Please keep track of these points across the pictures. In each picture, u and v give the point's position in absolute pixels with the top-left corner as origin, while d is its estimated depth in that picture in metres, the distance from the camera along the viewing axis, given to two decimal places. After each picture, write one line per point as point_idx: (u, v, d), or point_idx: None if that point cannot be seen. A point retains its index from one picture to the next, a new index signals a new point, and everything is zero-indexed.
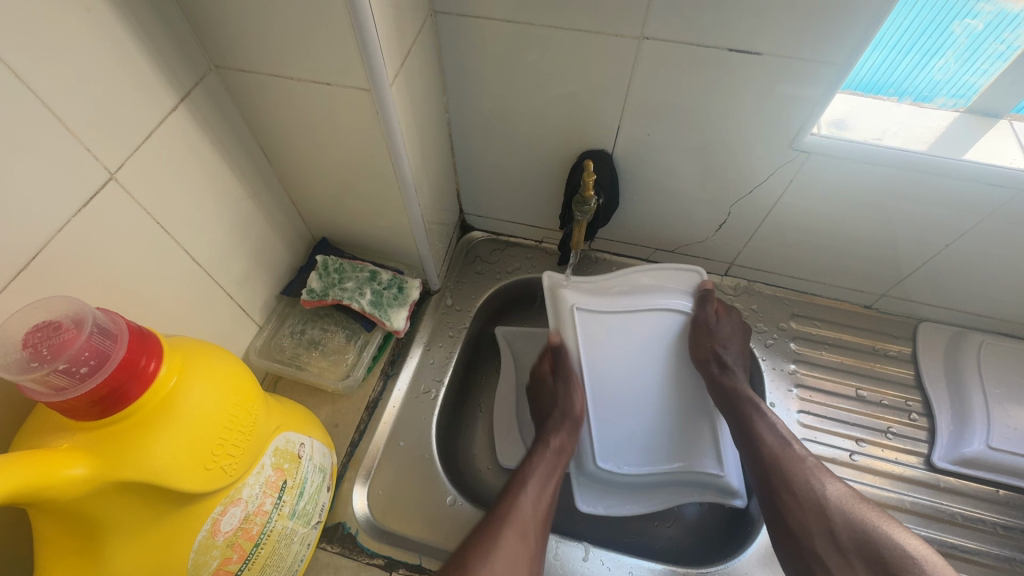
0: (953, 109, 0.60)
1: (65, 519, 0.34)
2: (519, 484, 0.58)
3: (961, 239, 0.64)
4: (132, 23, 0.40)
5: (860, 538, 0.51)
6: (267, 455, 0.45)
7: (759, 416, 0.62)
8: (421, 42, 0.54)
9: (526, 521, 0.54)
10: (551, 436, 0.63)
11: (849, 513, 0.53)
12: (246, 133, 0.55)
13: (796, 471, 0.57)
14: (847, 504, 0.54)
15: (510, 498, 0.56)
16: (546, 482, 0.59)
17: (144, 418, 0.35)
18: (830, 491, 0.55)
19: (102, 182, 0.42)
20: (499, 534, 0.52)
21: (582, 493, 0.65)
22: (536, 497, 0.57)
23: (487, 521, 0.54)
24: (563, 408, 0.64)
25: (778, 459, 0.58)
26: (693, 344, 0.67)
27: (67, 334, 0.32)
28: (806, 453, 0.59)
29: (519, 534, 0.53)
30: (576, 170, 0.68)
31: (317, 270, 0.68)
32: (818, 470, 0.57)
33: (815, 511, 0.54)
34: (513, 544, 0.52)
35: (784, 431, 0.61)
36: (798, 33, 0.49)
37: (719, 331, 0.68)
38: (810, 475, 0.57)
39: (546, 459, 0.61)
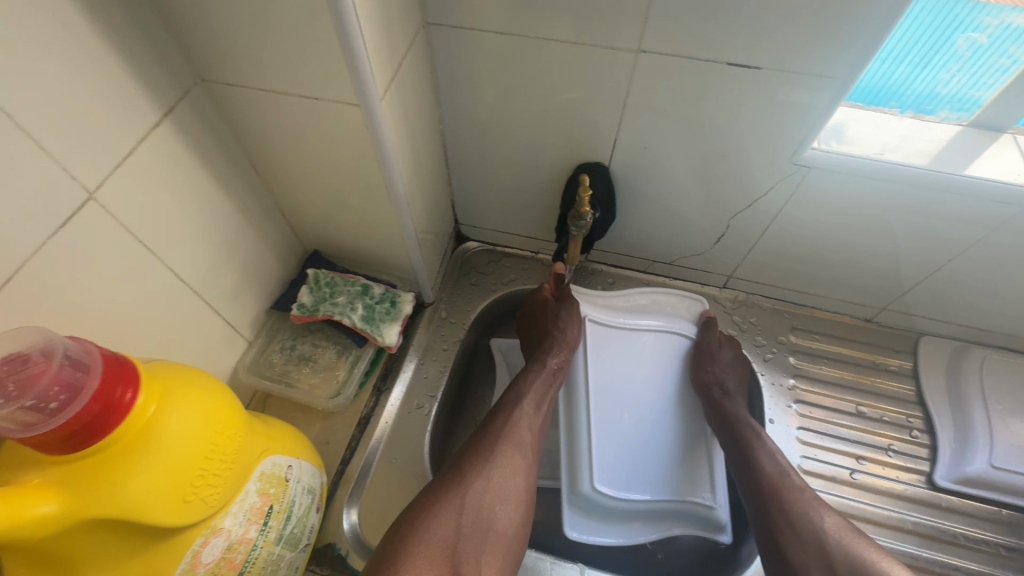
0: (957, 122, 0.58)
1: (35, 557, 0.33)
2: (514, 400, 0.61)
3: (963, 254, 0.62)
4: (111, 37, 0.39)
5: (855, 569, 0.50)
6: (251, 482, 0.44)
7: (760, 447, 0.61)
8: (413, 54, 0.53)
9: (522, 436, 0.59)
10: (548, 356, 0.65)
11: (847, 545, 0.52)
12: (234, 146, 0.54)
13: (795, 501, 0.56)
14: (844, 536, 0.53)
15: (508, 414, 0.60)
16: (542, 401, 0.62)
17: (121, 450, 0.33)
18: (829, 524, 0.54)
19: (81, 202, 0.40)
20: (495, 446, 0.57)
21: (577, 521, 0.61)
22: (532, 410, 0.61)
23: (481, 433, 0.59)
24: (560, 334, 0.66)
25: (778, 491, 0.57)
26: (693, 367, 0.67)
27: (35, 367, 0.31)
28: (805, 484, 0.58)
29: (516, 447, 0.57)
30: (572, 183, 0.67)
31: (308, 284, 0.67)
32: (816, 500, 0.56)
33: (813, 543, 0.53)
34: (510, 456, 0.56)
35: (784, 463, 0.60)
36: (799, 47, 0.48)
37: (721, 357, 0.68)
38: (808, 506, 0.55)
39: (544, 378, 0.63)
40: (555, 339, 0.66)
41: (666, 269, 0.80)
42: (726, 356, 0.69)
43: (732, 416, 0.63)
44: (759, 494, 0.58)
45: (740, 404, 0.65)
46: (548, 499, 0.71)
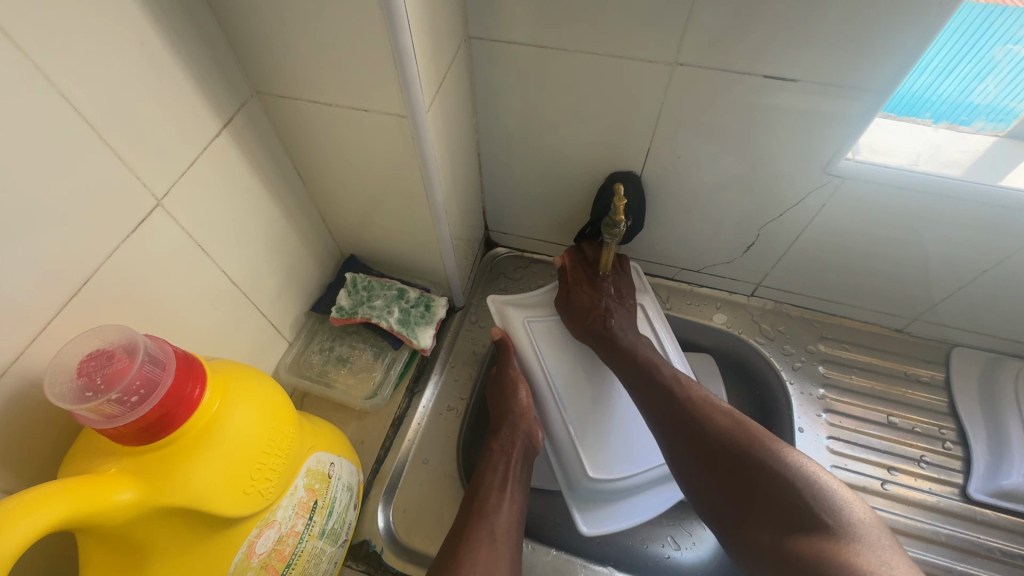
0: (993, 132, 0.59)
1: (111, 543, 0.35)
2: (480, 497, 0.58)
3: (999, 265, 0.62)
4: (181, 54, 0.42)
5: (738, 464, 0.50)
6: (299, 477, 0.46)
7: (650, 370, 0.63)
8: (456, 67, 0.55)
9: (497, 526, 0.55)
10: (500, 438, 0.64)
11: (735, 439, 0.52)
12: (283, 155, 0.57)
13: (685, 411, 0.57)
14: (731, 432, 0.53)
15: (480, 502, 0.57)
16: (507, 485, 0.60)
17: (188, 442, 0.35)
18: (714, 423, 0.54)
19: (149, 209, 0.43)
20: (463, 547, 0.52)
21: (592, 516, 0.65)
22: (498, 496, 0.58)
23: (452, 534, 0.55)
24: (508, 410, 0.66)
25: (670, 404, 0.58)
26: (569, 313, 0.72)
27: (120, 363, 0.33)
28: (691, 394, 0.58)
29: (488, 538, 0.53)
30: (604, 192, 0.68)
31: (346, 287, 0.69)
32: (706, 403, 0.57)
33: (699, 442, 0.54)
34: (490, 549, 0.52)
35: (670, 377, 0.61)
36: (836, 61, 0.49)
37: (580, 297, 0.71)
38: (696, 412, 0.56)
39: (498, 458, 0.62)
40: (505, 421, 0.65)
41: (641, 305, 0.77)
42: (583, 296, 0.71)
43: (613, 345, 0.67)
44: (651, 418, 0.60)
45: (625, 331, 0.68)
46: None
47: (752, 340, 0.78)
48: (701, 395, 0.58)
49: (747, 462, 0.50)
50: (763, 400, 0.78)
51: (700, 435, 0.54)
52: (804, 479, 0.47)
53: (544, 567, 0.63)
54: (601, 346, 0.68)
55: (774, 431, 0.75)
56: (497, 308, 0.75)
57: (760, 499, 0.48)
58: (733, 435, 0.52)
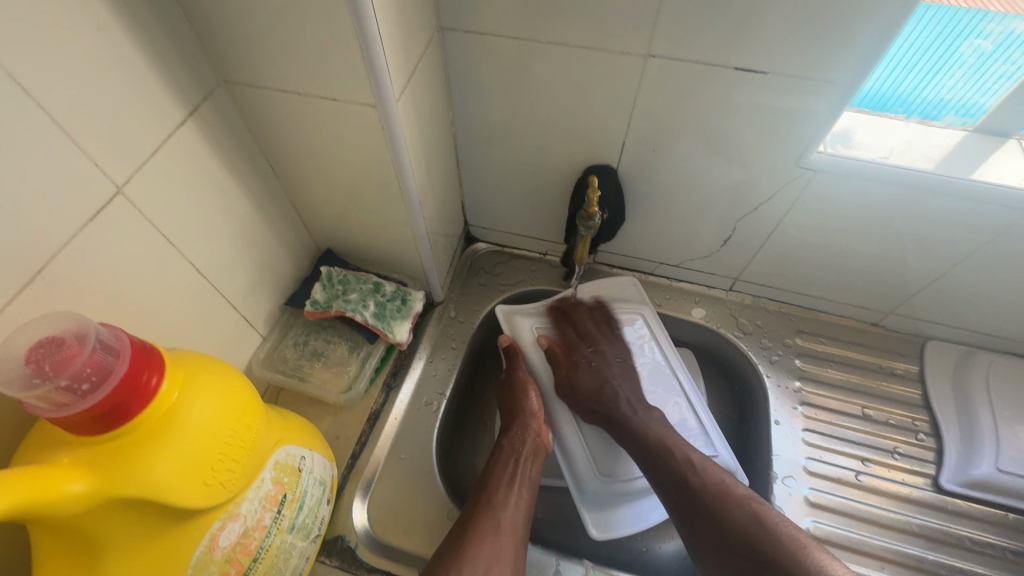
0: (962, 127, 0.59)
1: (64, 535, 0.34)
2: (486, 491, 0.58)
3: (968, 259, 0.63)
4: (141, 39, 0.41)
5: (764, 569, 0.49)
6: (266, 470, 0.45)
7: (664, 452, 0.60)
8: (428, 58, 0.55)
9: (504, 522, 0.55)
10: (517, 436, 0.64)
11: (757, 542, 0.51)
12: (253, 146, 0.56)
13: (703, 504, 0.55)
14: (754, 531, 0.51)
15: (487, 497, 0.58)
16: (518, 480, 0.60)
17: (146, 433, 0.35)
18: (736, 517, 0.53)
19: (109, 196, 0.42)
20: (465, 539, 0.53)
21: (596, 521, 0.64)
22: (506, 492, 0.58)
23: (458, 527, 0.55)
24: (518, 408, 0.66)
25: (687, 496, 0.56)
26: (572, 399, 0.69)
27: (70, 350, 0.33)
28: (705, 482, 0.57)
29: (493, 530, 0.54)
30: (580, 186, 0.68)
31: (321, 281, 0.69)
32: (725, 493, 0.55)
33: (721, 542, 0.53)
34: (494, 543, 0.53)
35: (685, 462, 0.59)
36: (804, 53, 0.49)
37: (584, 381, 0.69)
38: (715, 505, 0.54)
39: (510, 455, 0.62)
40: (516, 420, 0.65)
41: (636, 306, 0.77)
42: (585, 379, 0.69)
43: (623, 427, 0.64)
44: (667, 505, 0.58)
45: (633, 409, 0.65)
46: (555, 497, 0.72)
47: (730, 335, 0.79)
48: (717, 483, 0.56)
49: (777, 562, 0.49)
50: (742, 394, 0.78)
51: (722, 535, 0.53)
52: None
53: None
54: (608, 429, 0.65)
55: (751, 425, 0.75)
56: (507, 314, 0.75)
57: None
58: (756, 538, 0.51)
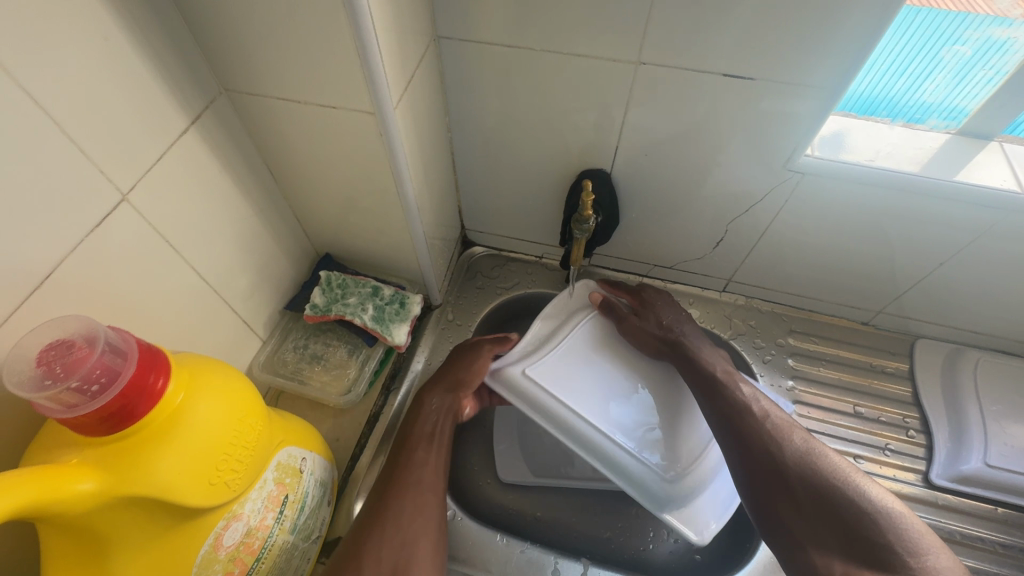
0: (946, 130, 0.61)
1: (71, 533, 0.35)
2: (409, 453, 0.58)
3: (954, 259, 0.65)
4: (145, 49, 0.42)
5: (820, 499, 0.51)
6: (269, 470, 0.46)
7: (726, 385, 0.61)
8: (424, 65, 0.56)
9: (419, 479, 0.56)
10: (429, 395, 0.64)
11: (815, 472, 0.53)
12: (253, 152, 0.57)
13: (760, 432, 0.57)
14: (809, 461, 0.54)
15: (404, 458, 0.57)
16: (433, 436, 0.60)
17: (153, 433, 0.36)
18: (795, 446, 0.55)
19: (115, 203, 0.43)
20: (389, 497, 0.54)
21: (690, 522, 0.61)
22: (425, 452, 0.58)
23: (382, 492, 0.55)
24: (460, 377, 0.64)
25: (744, 423, 0.57)
26: (637, 333, 0.68)
27: (80, 352, 0.34)
28: (766, 413, 0.58)
29: (415, 493, 0.54)
30: (575, 189, 0.70)
31: (321, 285, 0.70)
32: (782, 425, 0.57)
33: (775, 470, 0.54)
34: (412, 501, 0.54)
35: (747, 396, 0.60)
36: (789, 59, 0.51)
37: (654, 318, 0.69)
38: (773, 434, 0.56)
39: (428, 416, 0.61)
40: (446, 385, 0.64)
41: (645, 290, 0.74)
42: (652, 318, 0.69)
43: (691, 361, 0.64)
44: (719, 434, 0.59)
45: (697, 342, 0.67)
46: (554, 498, 0.72)
47: (724, 336, 0.80)
48: (776, 418, 0.58)
49: (828, 490, 0.51)
50: None
51: (777, 459, 0.54)
52: (886, 518, 0.49)
53: (519, 560, 0.64)
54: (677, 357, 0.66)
55: None
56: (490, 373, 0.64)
57: (839, 529, 0.49)
58: (814, 466, 0.53)
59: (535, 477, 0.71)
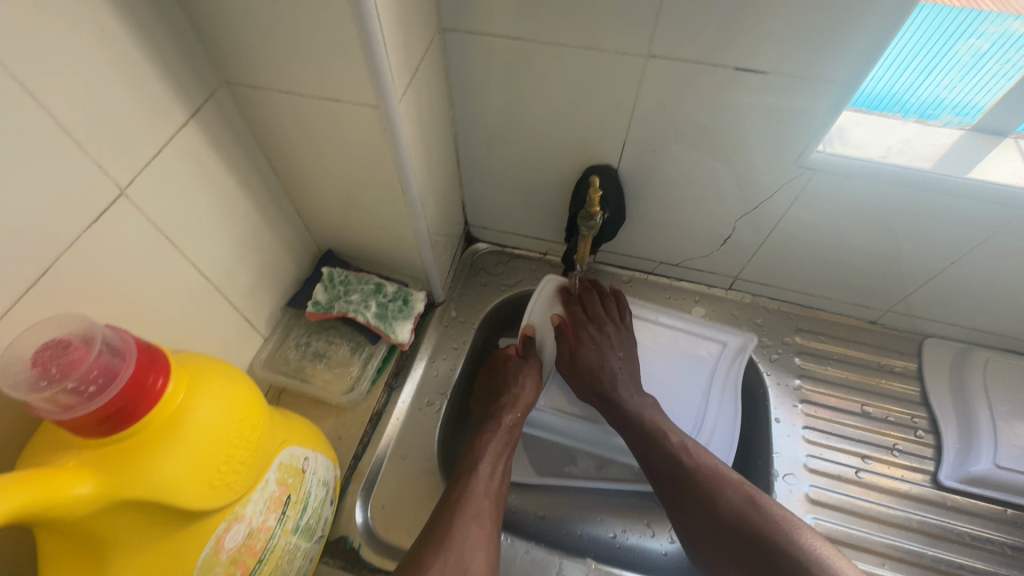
0: (959, 126, 0.59)
1: (71, 536, 0.34)
2: (466, 473, 0.58)
3: (966, 258, 0.64)
4: (142, 39, 0.41)
5: (751, 551, 0.51)
6: (271, 471, 0.45)
7: (658, 435, 0.61)
8: (429, 58, 0.55)
9: (486, 503, 0.55)
10: (502, 413, 0.65)
11: (748, 522, 0.52)
12: (253, 146, 0.56)
13: (695, 486, 0.57)
14: (742, 512, 0.53)
15: (473, 476, 0.57)
16: (499, 461, 0.61)
17: (152, 436, 0.35)
18: (727, 499, 0.55)
19: (113, 198, 0.42)
20: (453, 523, 0.52)
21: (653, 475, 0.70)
22: (491, 476, 0.58)
23: (434, 519, 0.54)
24: (510, 398, 0.67)
25: (680, 479, 0.58)
26: (572, 380, 0.69)
27: (76, 352, 0.33)
28: (694, 466, 0.58)
29: (474, 516, 0.54)
30: (581, 185, 0.69)
31: (323, 282, 0.69)
32: (715, 474, 0.57)
33: (709, 527, 0.54)
34: (481, 527, 0.53)
35: (676, 446, 0.60)
36: (804, 52, 0.49)
37: (585, 359, 0.68)
38: (705, 486, 0.56)
39: (500, 437, 0.63)
40: (503, 406, 0.66)
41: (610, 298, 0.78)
42: (587, 356, 0.68)
43: (618, 410, 0.65)
44: (660, 491, 0.59)
45: (628, 392, 0.66)
46: (558, 496, 0.71)
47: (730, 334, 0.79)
48: (709, 466, 0.58)
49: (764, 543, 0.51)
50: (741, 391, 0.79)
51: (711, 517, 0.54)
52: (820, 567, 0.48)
53: (523, 559, 0.63)
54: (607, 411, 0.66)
55: (751, 423, 0.76)
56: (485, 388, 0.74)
57: None
58: (747, 517, 0.53)
59: (538, 475, 0.71)
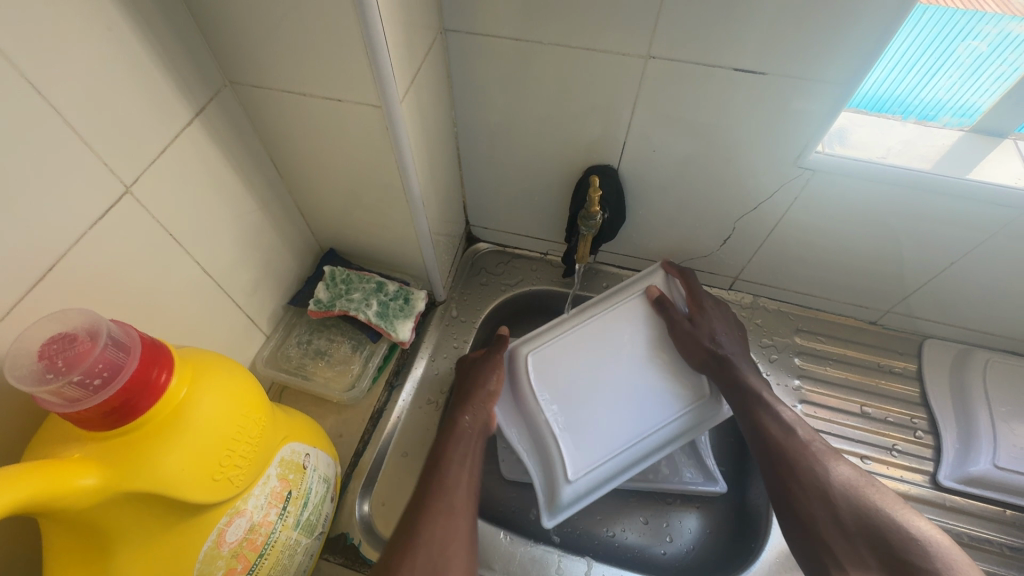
0: (958, 127, 0.60)
1: (74, 528, 0.35)
2: (437, 467, 0.56)
3: (965, 259, 0.64)
4: (148, 39, 0.41)
5: (863, 521, 0.51)
6: (272, 466, 0.46)
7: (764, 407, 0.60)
8: (431, 59, 0.55)
9: (456, 500, 0.53)
10: (459, 413, 0.62)
11: (859, 498, 0.53)
12: (257, 145, 0.56)
13: (804, 455, 0.57)
14: (853, 486, 0.54)
15: (437, 475, 0.55)
16: (466, 457, 0.58)
17: (154, 430, 0.35)
18: (836, 474, 0.55)
19: (117, 196, 0.43)
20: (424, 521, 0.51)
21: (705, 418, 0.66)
22: (458, 468, 0.56)
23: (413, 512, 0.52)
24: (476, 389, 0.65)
25: (789, 445, 0.57)
26: (686, 341, 0.65)
27: (82, 346, 0.33)
28: (809, 438, 0.58)
29: (447, 514, 0.52)
30: (581, 185, 0.69)
31: (324, 281, 0.69)
32: (826, 451, 0.57)
33: (819, 495, 0.54)
34: (449, 520, 0.51)
35: (792, 418, 0.60)
36: (801, 53, 0.50)
37: (704, 327, 0.66)
38: (815, 456, 0.56)
39: (466, 433, 0.60)
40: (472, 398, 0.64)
41: (582, 316, 0.69)
42: (706, 327, 0.66)
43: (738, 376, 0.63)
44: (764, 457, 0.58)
45: (744, 366, 0.65)
46: None
47: None
48: (822, 444, 0.58)
49: (868, 515, 0.51)
50: None
51: (821, 480, 0.54)
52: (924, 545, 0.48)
53: (522, 557, 0.63)
54: (719, 370, 0.63)
55: None
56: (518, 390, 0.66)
57: (883, 553, 0.49)
58: (858, 492, 0.53)
59: None
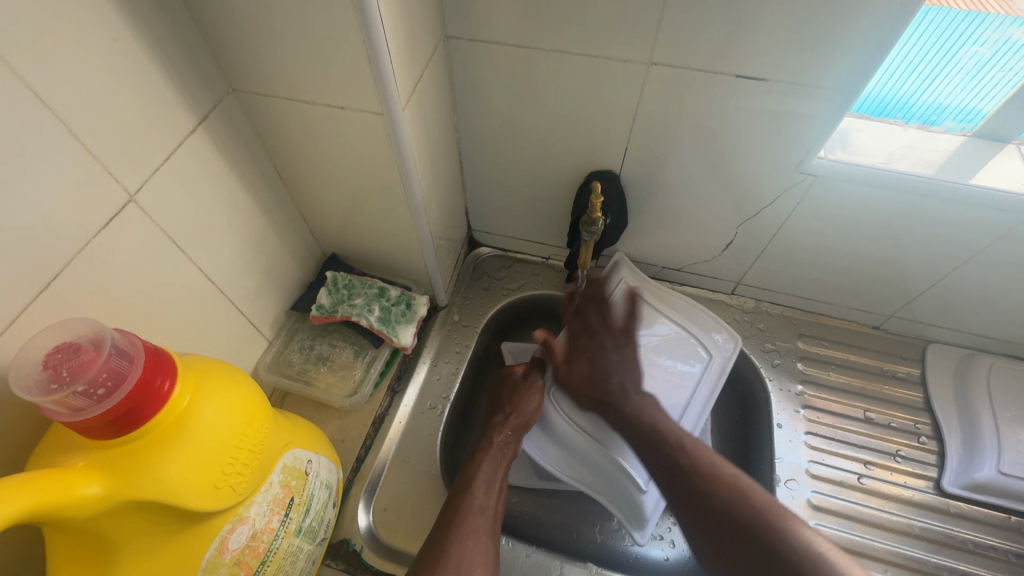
0: (961, 133, 0.59)
1: (78, 535, 0.35)
2: (464, 487, 0.58)
3: (969, 263, 0.64)
4: (152, 48, 0.42)
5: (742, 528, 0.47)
6: (274, 473, 0.46)
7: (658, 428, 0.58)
8: (433, 66, 0.56)
9: (482, 520, 0.55)
10: (494, 430, 0.64)
11: (742, 502, 0.49)
12: (260, 152, 0.56)
13: (690, 468, 0.54)
14: (742, 490, 0.50)
15: (466, 496, 0.57)
16: (493, 480, 0.60)
17: (156, 439, 0.35)
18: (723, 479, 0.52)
19: (122, 204, 0.43)
20: (450, 540, 0.52)
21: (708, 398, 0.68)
22: (486, 494, 0.58)
23: (441, 532, 0.54)
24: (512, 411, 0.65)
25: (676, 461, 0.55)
26: (568, 390, 0.67)
27: (87, 356, 0.34)
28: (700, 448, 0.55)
29: (473, 532, 0.54)
30: (583, 191, 0.69)
31: (327, 286, 0.69)
32: (712, 461, 0.54)
33: (705, 506, 0.51)
34: (477, 544, 0.53)
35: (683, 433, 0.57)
36: (803, 61, 0.50)
37: (580, 369, 0.67)
38: (705, 470, 0.53)
39: (493, 456, 0.62)
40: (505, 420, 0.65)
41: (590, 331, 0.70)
42: (583, 368, 0.66)
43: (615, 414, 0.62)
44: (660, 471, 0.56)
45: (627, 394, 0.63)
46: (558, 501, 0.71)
47: None
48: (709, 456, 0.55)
49: (751, 516, 0.48)
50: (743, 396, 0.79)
51: (708, 488, 0.51)
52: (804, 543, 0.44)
53: (524, 564, 0.63)
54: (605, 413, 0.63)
55: (753, 428, 0.76)
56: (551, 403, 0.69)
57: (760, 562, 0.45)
58: (742, 494, 0.50)
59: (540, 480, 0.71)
